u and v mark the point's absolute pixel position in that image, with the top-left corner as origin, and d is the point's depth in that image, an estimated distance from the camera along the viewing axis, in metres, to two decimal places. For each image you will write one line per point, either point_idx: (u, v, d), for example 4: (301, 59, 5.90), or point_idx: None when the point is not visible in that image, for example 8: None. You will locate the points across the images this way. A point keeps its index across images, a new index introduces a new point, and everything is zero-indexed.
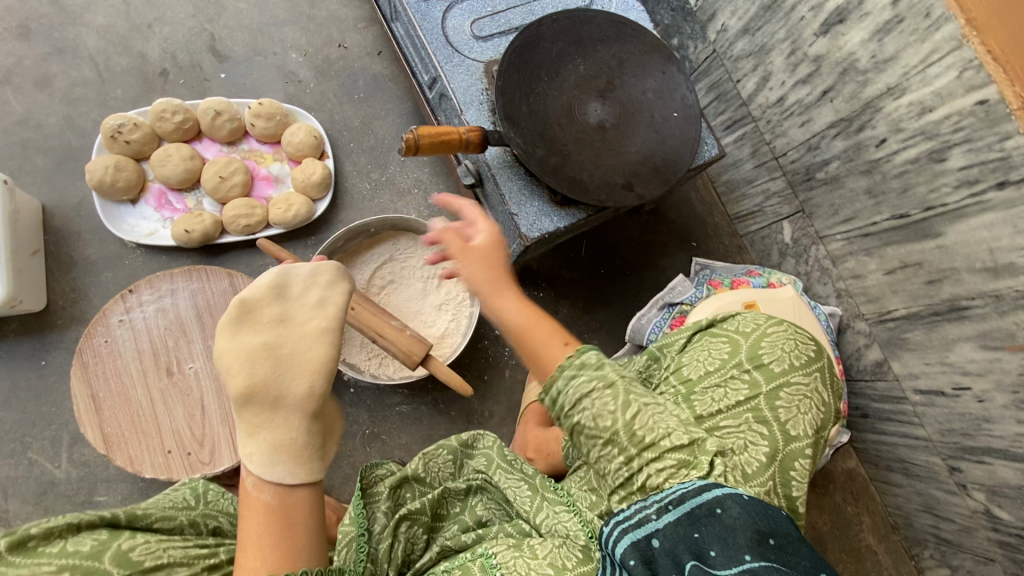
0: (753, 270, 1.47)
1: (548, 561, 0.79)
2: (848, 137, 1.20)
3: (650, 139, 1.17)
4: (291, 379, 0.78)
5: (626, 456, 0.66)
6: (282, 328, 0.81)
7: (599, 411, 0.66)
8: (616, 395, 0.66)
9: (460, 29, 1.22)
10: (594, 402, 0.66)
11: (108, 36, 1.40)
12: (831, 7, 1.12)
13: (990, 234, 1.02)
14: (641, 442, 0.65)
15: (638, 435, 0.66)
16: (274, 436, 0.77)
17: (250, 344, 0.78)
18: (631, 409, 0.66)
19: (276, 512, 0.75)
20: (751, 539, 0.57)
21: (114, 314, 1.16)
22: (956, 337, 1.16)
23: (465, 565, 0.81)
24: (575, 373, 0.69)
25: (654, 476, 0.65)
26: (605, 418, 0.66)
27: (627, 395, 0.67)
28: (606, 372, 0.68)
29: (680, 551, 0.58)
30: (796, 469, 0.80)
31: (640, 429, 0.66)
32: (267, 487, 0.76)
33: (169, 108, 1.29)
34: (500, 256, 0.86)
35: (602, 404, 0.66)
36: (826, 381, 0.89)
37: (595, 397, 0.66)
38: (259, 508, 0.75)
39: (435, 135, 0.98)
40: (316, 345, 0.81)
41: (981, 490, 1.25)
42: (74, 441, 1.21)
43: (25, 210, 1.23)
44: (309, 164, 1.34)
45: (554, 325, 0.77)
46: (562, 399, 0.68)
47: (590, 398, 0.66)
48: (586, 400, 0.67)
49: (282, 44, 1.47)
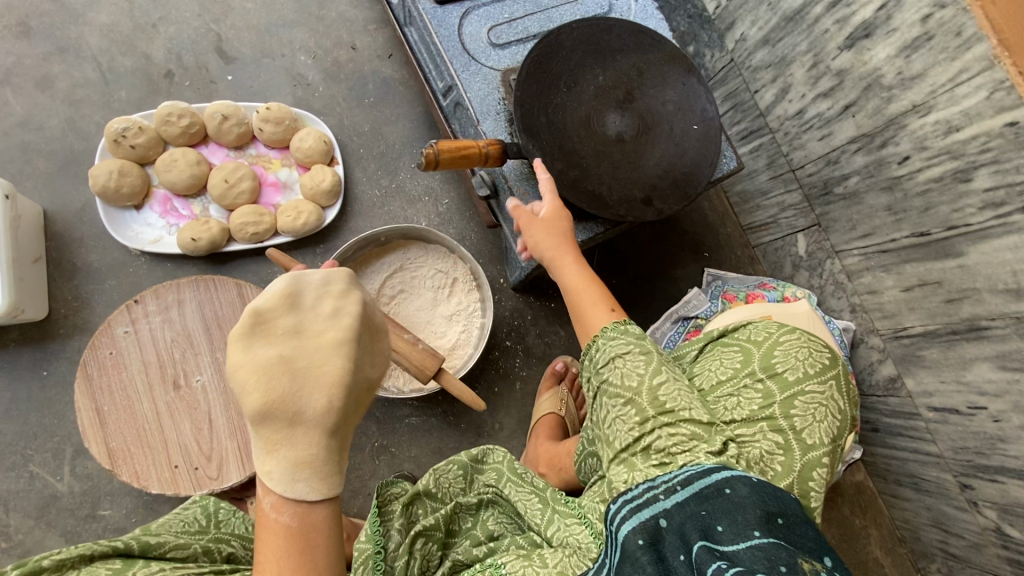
0: (767, 282, 1.46)
1: (558, 570, 0.77)
2: (869, 152, 1.19)
3: (670, 151, 1.15)
4: (310, 395, 0.73)
5: (642, 416, 0.73)
6: (296, 342, 0.74)
7: (627, 371, 0.76)
8: (648, 360, 0.77)
9: (477, 36, 1.19)
10: (625, 362, 0.77)
11: (111, 36, 1.36)
12: (857, 21, 1.10)
13: (1014, 256, 1.01)
14: (660, 405, 0.73)
15: (659, 401, 0.74)
16: (296, 452, 0.72)
17: (264, 359, 0.73)
18: (657, 375, 0.75)
19: (296, 536, 0.72)
20: (759, 517, 0.59)
21: (119, 325, 1.12)
22: (974, 356, 1.15)
23: None
24: (614, 334, 0.83)
25: (663, 439, 0.70)
26: (632, 377, 0.76)
27: (657, 364, 0.77)
28: (643, 342, 0.80)
29: (689, 529, 0.60)
30: (814, 479, 0.77)
31: (661, 394, 0.74)
32: (285, 510, 0.72)
33: (175, 112, 1.25)
34: (563, 224, 1.05)
35: (633, 366, 0.77)
36: (842, 389, 0.86)
37: (628, 358, 0.78)
38: (279, 530, 0.72)
39: (455, 149, 0.95)
40: (336, 359, 0.75)
41: (993, 508, 1.25)
42: (76, 454, 1.18)
43: (26, 216, 1.20)
44: (319, 170, 1.31)
45: (600, 294, 0.98)
46: (599, 357, 0.80)
47: (621, 358, 0.78)
48: (619, 360, 0.78)
49: (291, 46, 1.43)
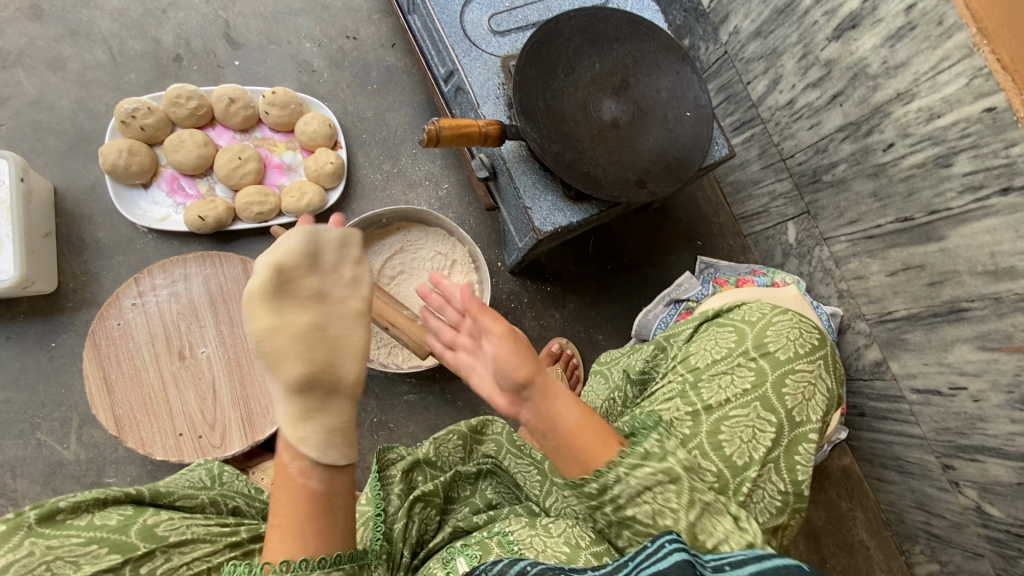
0: (757, 269, 1.50)
1: (564, 540, 0.79)
2: (856, 140, 1.23)
3: (662, 137, 1.19)
4: (344, 361, 0.73)
5: None
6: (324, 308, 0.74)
7: (659, 509, 0.69)
8: (679, 493, 0.68)
9: (478, 23, 1.22)
10: (655, 496, 0.69)
11: (122, 20, 1.40)
12: (844, 13, 1.15)
13: (992, 238, 1.05)
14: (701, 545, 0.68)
15: (700, 540, 0.69)
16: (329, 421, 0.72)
17: (296, 322, 0.72)
18: (694, 510, 0.68)
19: (319, 504, 0.70)
20: None
21: (127, 298, 1.15)
22: (954, 338, 1.19)
23: (482, 542, 0.81)
24: (638, 464, 0.70)
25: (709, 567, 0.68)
26: (665, 517, 0.69)
27: (691, 494, 0.68)
28: (669, 466, 0.69)
29: None
30: (800, 454, 0.80)
31: (699, 532, 0.69)
32: (314, 477, 0.70)
33: (184, 94, 1.28)
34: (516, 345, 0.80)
35: (665, 500, 0.69)
36: (829, 367, 0.87)
37: (657, 492, 0.69)
38: (301, 495, 0.70)
39: (456, 126, 0.99)
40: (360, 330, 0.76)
41: (973, 487, 1.29)
42: (83, 423, 1.21)
43: (38, 191, 1.23)
44: (323, 153, 1.34)
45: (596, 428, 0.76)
46: (619, 492, 0.70)
47: (650, 493, 0.69)
48: (647, 494, 0.69)
49: (296, 33, 1.47)
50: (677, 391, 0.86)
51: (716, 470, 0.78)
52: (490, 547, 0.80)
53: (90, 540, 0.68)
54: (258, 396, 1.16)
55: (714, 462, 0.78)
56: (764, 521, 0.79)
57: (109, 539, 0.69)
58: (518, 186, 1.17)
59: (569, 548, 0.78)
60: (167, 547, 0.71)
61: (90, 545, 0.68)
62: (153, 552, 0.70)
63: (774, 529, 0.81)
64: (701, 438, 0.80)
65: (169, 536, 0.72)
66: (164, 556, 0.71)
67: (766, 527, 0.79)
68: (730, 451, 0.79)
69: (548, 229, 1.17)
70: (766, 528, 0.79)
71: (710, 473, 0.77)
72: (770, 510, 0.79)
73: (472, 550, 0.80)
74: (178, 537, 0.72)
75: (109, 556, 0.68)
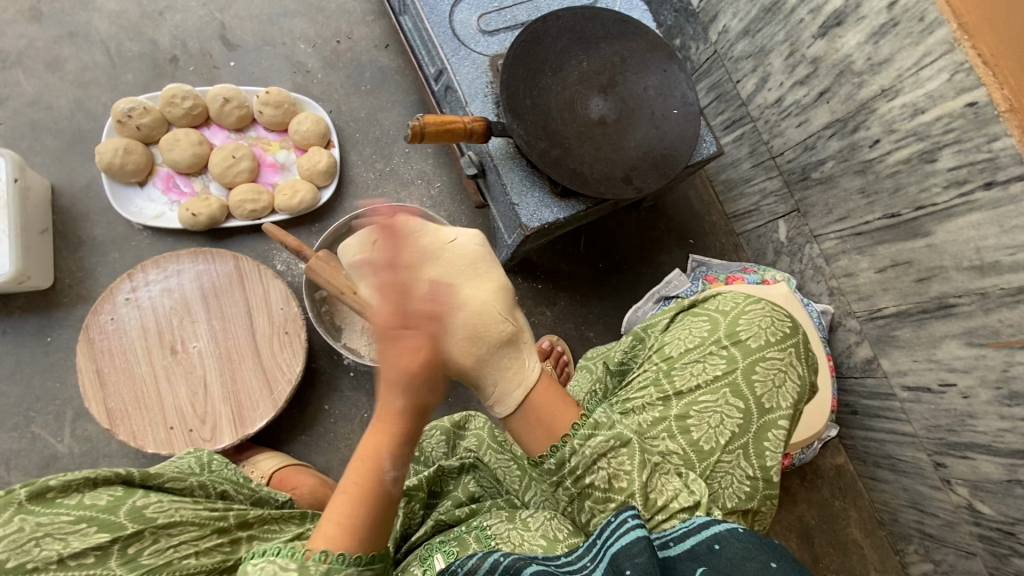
0: (748, 266, 1.51)
1: (540, 534, 0.78)
2: (843, 137, 1.23)
3: (649, 134, 1.20)
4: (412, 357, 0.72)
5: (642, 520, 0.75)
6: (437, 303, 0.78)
7: (615, 472, 0.78)
8: (631, 454, 0.78)
9: (467, 23, 1.24)
10: (610, 461, 0.78)
11: (120, 22, 1.43)
12: (829, 11, 1.16)
13: (978, 233, 1.05)
14: (654, 505, 0.75)
15: (652, 499, 0.76)
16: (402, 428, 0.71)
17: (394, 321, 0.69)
18: (646, 470, 0.77)
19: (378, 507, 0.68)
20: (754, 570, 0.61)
21: (121, 293, 1.17)
22: (943, 334, 1.19)
23: (460, 537, 0.82)
24: (590, 435, 0.80)
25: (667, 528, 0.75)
26: (621, 479, 0.77)
27: (640, 455, 0.78)
28: (619, 431, 0.79)
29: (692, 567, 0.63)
30: (769, 440, 0.82)
31: (652, 492, 0.76)
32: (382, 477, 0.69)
33: (179, 94, 1.30)
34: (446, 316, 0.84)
35: (619, 463, 0.78)
36: (801, 355, 0.88)
37: (611, 456, 0.78)
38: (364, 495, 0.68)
39: (440, 123, 1.02)
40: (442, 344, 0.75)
41: (965, 485, 1.28)
42: (77, 417, 1.23)
43: (34, 188, 1.25)
44: (315, 152, 1.36)
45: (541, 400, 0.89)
46: (578, 460, 0.79)
47: (606, 458, 0.78)
48: (603, 460, 0.78)
49: (291, 35, 1.49)
50: (651, 379, 0.88)
51: (683, 452, 0.80)
52: (466, 542, 0.80)
53: (80, 519, 0.69)
54: (248, 389, 1.18)
55: (681, 445, 0.81)
56: (733, 505, 0.80)
57: (98, 518, 0.70)
58: (505, 183, 1.18)
59: (546, 541, 0.77)
60: (156, 529, 0.71)
61: (79, 523, 0.69)
62: (141, 533, 0.70)
63: (745, 514, 0.82)
64: (670, 422, 0.82)
65: (157, 517, 0.72)
66: (153, 537, 0.71)
67: (735, 511, 0.80)
68: (697, 435, 0.81)
69: (535, 225, 1.18)
70: (736, 512, 0.80)
71: (676, 455, 0.80)
72: (739, 495, 0.80)
73: (449, 547, 0.81)
74: (167, 519, 0.72)
75: (98, 534, 0.69)
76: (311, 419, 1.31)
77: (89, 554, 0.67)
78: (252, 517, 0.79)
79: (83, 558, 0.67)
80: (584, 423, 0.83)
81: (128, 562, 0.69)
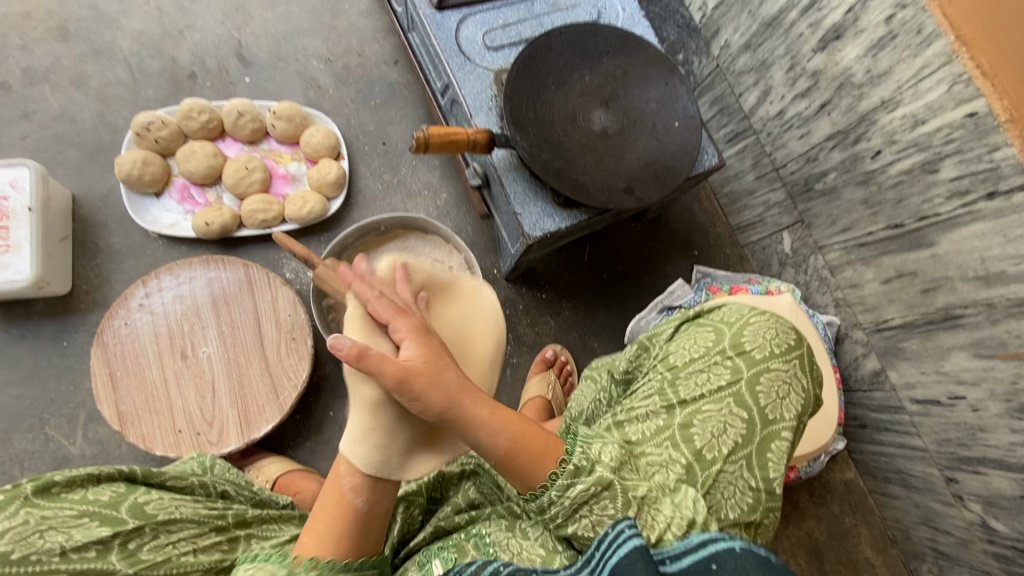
0: (753, 278, 1.51)
1: (539, 543, 0.76)
2: (845, 148, 1.24)
3: (651, 146, 1.21)
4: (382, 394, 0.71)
5: None
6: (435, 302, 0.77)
7: (599, 518, 0.70)
8: (613, 496, 0.70)
9: (472, 39, 1.28)
10: (593, 508, 0.70)
11: (142, 40, 1.49)
12: (828, 25, 1.17)
13: (982, 243, 1.05)
14: (645, 540, 0.69)
15: (643, 534, 0.69)
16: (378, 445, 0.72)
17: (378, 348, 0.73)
18: (631, 507, 0.69)
19: (357, 520, 0.70)
20: None
21: (134, 298, 1.21)
22: (951, 345, 1.17)
23: (460, 544, 0.78)
24: (570, 483, 0.71)
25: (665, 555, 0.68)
26: (604, 524, 0.70)
27: (620, 492, 0.70)
28: (600, 475, 0.71)
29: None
30: (773, 451, 0.81)
31: (641, 527, 0.69)
32: (362, 495, 0.70)
33: (196, 108, 1.35)
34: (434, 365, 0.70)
35: (602, 509, 0.70)
36: (806, 368, 0.87)
37: (594, 503, 0.70)
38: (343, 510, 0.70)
39: (444, 134, 1.06)
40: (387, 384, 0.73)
41: (977, 502, 1.25)
42: (89, 419, 1.26)
43: (55, 198, 1.31)
44: (325, 164, 1.40)
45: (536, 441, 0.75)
46: (557, 510, 0.71)
47: (587, 506, 0.70)
48: (585, 508, 0.71)
49: (305, 52, 1.55)
50: (655, 389, 0.88)
51: (685, 461, 0.79)
52: (466, 549, 0.77)
53: (83, 513, 0.71)
54: (255, 394, 1.20)
55: (684, 453, 0.79)
56: (735, 517, 0.79)
57: (101, 513, 0.71)
58: (508, 193, 1.21)
59: (544, 551, 0.75)
60: (156, 525, 0.73)
61: (82, 517, 0.70)
62: (142, 529, 0.72)
63: (748, 527, 0.81)
64: (674, 431, 0.82)
65: (158, 514, 0.74)
66: (153, 532, 0.73)
67: (738, 523, 0.79)
68: (701, 444, 0.80)
69: (537, 234, 1.20)
70: (739, 525, 0.79)
71: (678, 464, 0.79)
72: (742, 507, 0.79)
73: (447, 554, 0.77)
74: (167, 516, 0.74)
75: (100, 528, 0.70)
76: (316, 425, 1.33)
77: (91, 548, 0.68)
78: (251, 517, 0.81)
79: (84, 551, 0.68)
80: (563, 470, 0.72)
81: (128, 557, 0.70)
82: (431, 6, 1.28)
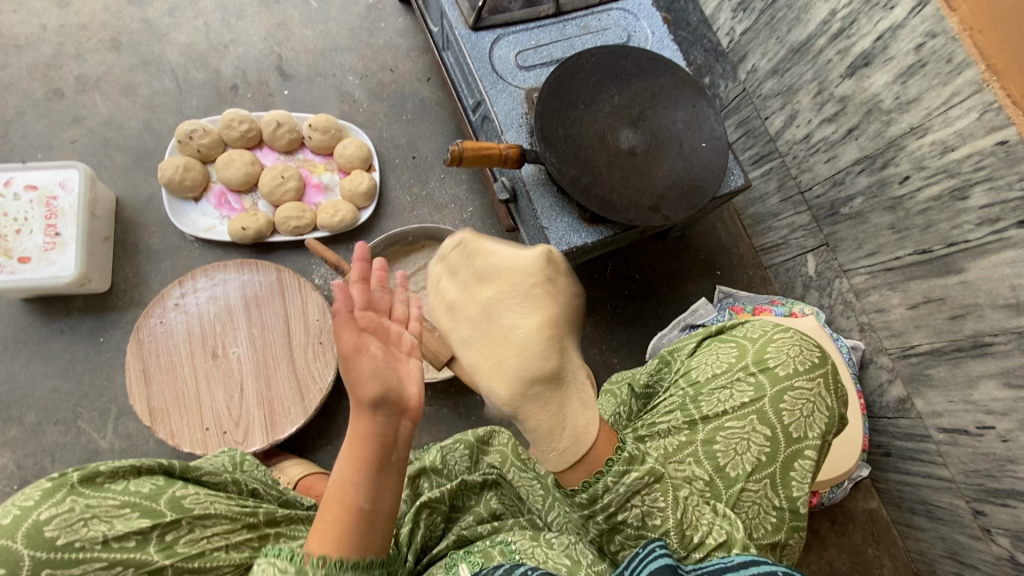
0: (776, 299, 1.51)
1: (566, 553, 0.77)
2: (872, 173, 1.25)
3: (678, 165, 1.23)
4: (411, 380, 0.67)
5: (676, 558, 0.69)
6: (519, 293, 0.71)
7: (649, 510, 0.69)
8: (664, 491, 0.69)
9: (505, 58, 1.32)
10: (644, 499, 0.69)
11: (189, 53, 1.57)
12: (857, 51, 1.19)
13: (1012, 270, 1.04)
14: (690, 545, 0.69)
15: (688, 538, 0.69)
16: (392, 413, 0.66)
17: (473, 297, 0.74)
18: (680, 508, 0.69)
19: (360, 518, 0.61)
20: None
21: (171, 298, 1.24)
22: (980, 374, 1.16)
23: (485, 551, 0.79)
24: (624, 471, 0.68)
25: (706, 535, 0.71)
26: (655, 517, 0.69)
27: (674, 489, 0.69)
28: (652, 466, 0.69)
29: None
30: (797, 470, 0.81)
31: (688, 529, 0.69)
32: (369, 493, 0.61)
33: (237, 118, 1.41)
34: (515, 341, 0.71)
35: (652, 501, 0.69)
36: (830, 387, 0.87)
37: (646, 494, 0.68)
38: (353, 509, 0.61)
39: (478, 148, 1.10)
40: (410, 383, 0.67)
41: (1006, 536, 1.22)
42: (120, 414, 1.30)
43: (101, 200, 1.37)
44: (358, 175, 1.44)
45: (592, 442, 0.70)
46: (606, 500, 0.68)
47: (639, 496, 0.68)
48: (636, 497, 0.68)
49: (341, 68, 1.61)
50: (677, 405, 0.89)
51: (707, 478, 0.80)
52: (491, 556, 0.77)
53: (125, 504, 0.73)
54: (281, 397, 1.22)
55: (706, 470, 0.80)
56: (760, 537, 0.79)
57: (141, 505, 0.74)
58: (536, 207, 1.23)
59: (570, 561, 0.76)
60: (193, 518, 0.76)
61: (124, 507, 0.73)
62: (179, 522, 0.75)
63: (774, 548, 0.81)
64: (696, 447, 0.82)
65: (194, 508, 0.77)
66: (189, 526, 0.75)
67: (762, 542, 0.80)
68: (723, 461, 0.81)
69: (563, 248, 1.22)
70: (764, 544, 0.80)
71: (701, 481, 0.80)
72: (766, 526, 0.80)
73: (473, 558, 0.78)
74: (203, 510, 0.77)
75: (140, 519, 0.73)
76: (338, 430, 1.35)
77: (131, 538, 0.71)
78: (280, 516, 0.85)
79: (125, 541, 0.70)
80: (619, 457, 0.69)
81: (166, 549, 0.73)
82: (467, 25, 1.32)
